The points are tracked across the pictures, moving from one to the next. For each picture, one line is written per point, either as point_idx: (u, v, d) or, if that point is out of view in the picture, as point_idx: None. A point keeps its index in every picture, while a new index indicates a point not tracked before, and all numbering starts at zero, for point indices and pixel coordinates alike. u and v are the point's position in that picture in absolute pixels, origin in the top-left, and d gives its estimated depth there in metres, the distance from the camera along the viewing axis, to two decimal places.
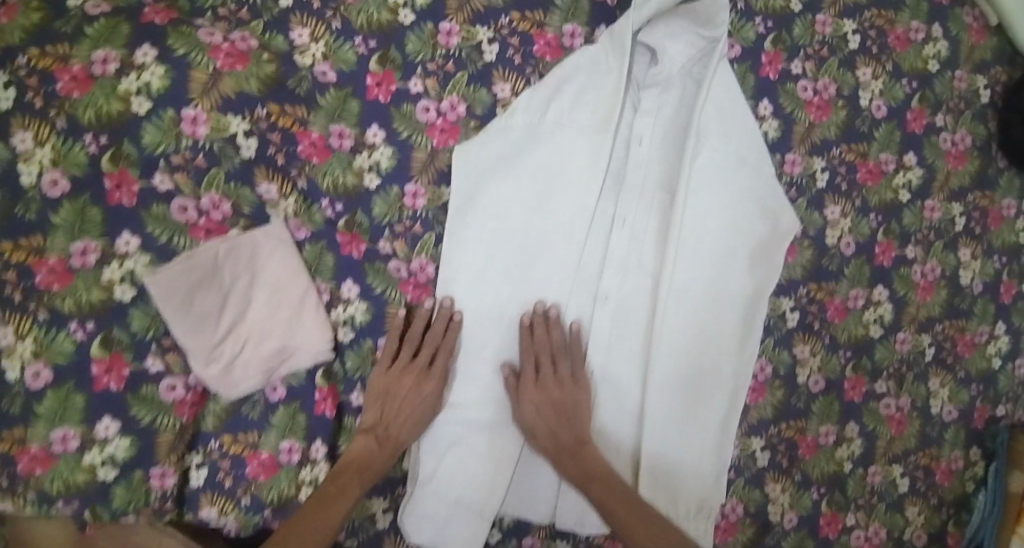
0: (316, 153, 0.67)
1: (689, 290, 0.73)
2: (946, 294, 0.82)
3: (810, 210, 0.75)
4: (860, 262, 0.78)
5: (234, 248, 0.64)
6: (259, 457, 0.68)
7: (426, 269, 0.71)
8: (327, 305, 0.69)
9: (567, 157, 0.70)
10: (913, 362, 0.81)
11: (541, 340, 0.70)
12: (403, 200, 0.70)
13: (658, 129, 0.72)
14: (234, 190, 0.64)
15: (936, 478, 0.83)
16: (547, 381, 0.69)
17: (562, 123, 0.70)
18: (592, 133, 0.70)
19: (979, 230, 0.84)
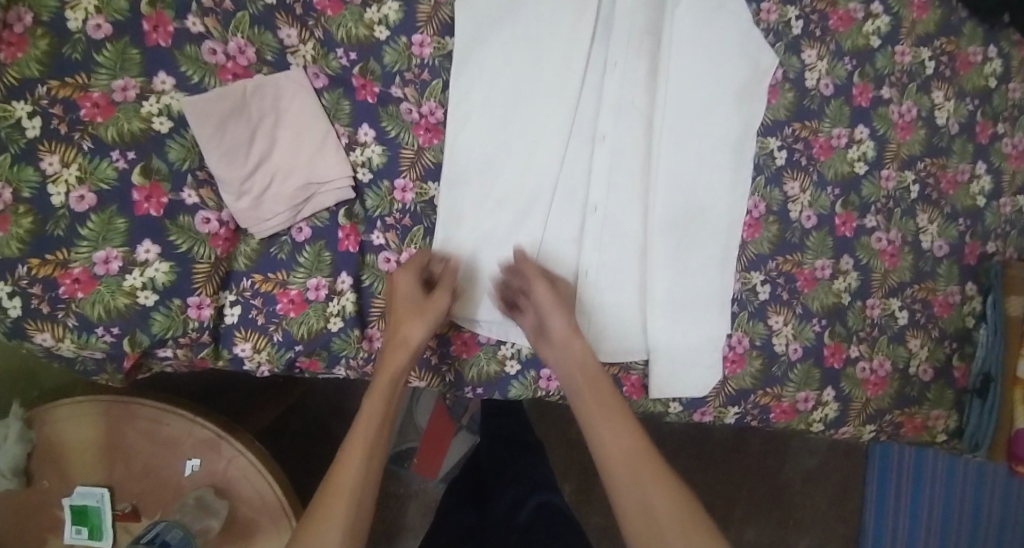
0: (330, 6, 0.72)
1: (682, 127, 0.79)
2: (924, 134, 0.86)
3: (788, 55, 0.82)
4: (839, 103, 0.83)
5: (260, 86, 0.70)
6: (288, 294, 0.72)
7: (435, 113, 0.75)
8: (347, 148, 0.73)
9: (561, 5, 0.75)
10: (899, 198, 0.85)
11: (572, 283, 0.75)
12: (411, 49, 0.74)
13: None
14: (259, 35, 0.70)
15: (934, 310, 0.86)
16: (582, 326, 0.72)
17: None
18: None
19: (949, 74, 0.88)
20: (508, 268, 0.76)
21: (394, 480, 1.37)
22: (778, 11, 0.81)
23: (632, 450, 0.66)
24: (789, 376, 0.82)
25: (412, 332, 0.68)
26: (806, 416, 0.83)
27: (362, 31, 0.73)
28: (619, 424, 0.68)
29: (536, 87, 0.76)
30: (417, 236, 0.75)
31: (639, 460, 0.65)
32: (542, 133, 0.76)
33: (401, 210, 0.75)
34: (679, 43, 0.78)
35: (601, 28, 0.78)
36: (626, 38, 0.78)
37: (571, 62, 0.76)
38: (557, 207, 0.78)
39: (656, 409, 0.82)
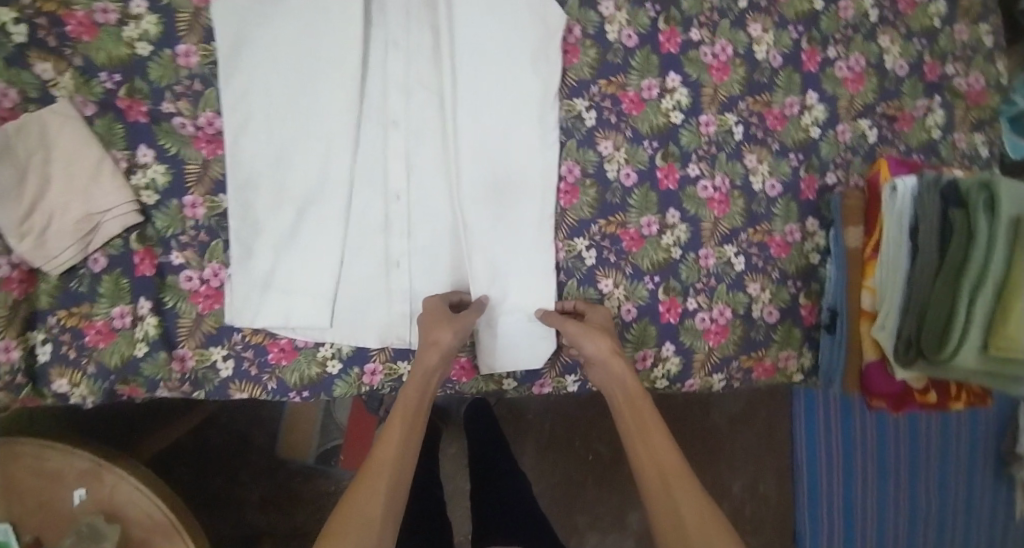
0: (86, 32, 0.71)
1: (478, 99, 0.75)
2: (744, 72, 0.83)
3: (583, 9, 0.79)
4: (646, 52, 0.81)
5: (24, 125, 0.68)
6: (94, 326, 0.72)
7: (213, 123, 0.75)
8: (127, 171, 0.73)
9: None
10: (722, 143, 0.83)
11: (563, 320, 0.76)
12: (177, 60, 0.73)
13: None
14: (16, 75, 0.68)
15: (771, 252, 0.84)
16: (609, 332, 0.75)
17: None
18: None
19: (766, 4, 0.83)
20: (312, 270, 0.75)
21: (323, 478, 1.26)
22: None
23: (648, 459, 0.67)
24: (625, 337, 0.81)
25: (443, 336, 0.70)
26: (648, 375, 0.82)
27: (123, 50, 0.72)
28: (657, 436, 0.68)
29: (314, 81, 0.73)
30: (217, 250, 0.75)
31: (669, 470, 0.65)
32: (327, 127, 0.74)
33: (195, 226, 0.75)
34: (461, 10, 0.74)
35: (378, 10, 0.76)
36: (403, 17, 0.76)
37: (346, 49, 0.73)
38: (360, 199, 0.77)
39: (488, 387, 0.81)
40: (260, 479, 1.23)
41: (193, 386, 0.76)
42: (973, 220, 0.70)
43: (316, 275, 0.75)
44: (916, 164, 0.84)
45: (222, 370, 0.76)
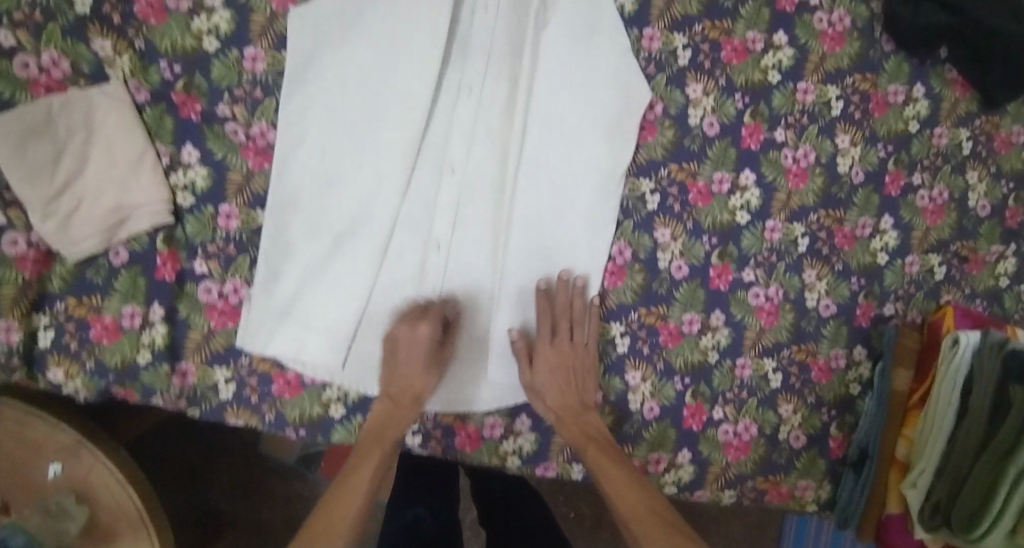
0: (154, 15, 0.68)
1: (540, 162, 0.72)
2: (821, 182, 0.78)
3: (669, 88, 0.75)
4: (724, 144, 0.76)
5: (69, 103, 0.66)
6: (102, 320, 0.69)
7: (266, 135, 0.71)
8: (167, 168, 0.70)
9: (411, 20, 0.69)
10: (784, 252, 0.78)
11: (560, 305, 0.72)
12: (242, 63, 0.70)
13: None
14: (73, 48, 0.67)
15: (812, 375, 0.80)
16: (564, 345, 0.72)
17: None
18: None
19: (858, 116, 0.79)
20: (333, 307, 0.71)
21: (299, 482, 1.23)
22: (664, 38, 0.75)
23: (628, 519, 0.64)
24: (642, 436, 0.77)
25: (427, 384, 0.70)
26: (657, 479, 0.78)
27: (190, 41, 0.69)
28: (658, 508, 0.64)
29: (377, 110, 0.70)
30: (242, 266, 0.71)
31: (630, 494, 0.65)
32: (380, 159, 0.70)
33: (225, 237, 0.71)
34: (544, 71, 0.72)
35: (457, 50, 0.71)
36: (481, 60, 0.71)
37: (416, 85, 0.69)
38: (396, 241, 0.72)
39: (492, 462, 0.77)
40: (234, 465, 1.20)
41: (189, 402, 0.72)
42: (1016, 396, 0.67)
43: (337, 312, 0.71)
44: (986, 319, 0.80)
45: (223, 392, 0.73)
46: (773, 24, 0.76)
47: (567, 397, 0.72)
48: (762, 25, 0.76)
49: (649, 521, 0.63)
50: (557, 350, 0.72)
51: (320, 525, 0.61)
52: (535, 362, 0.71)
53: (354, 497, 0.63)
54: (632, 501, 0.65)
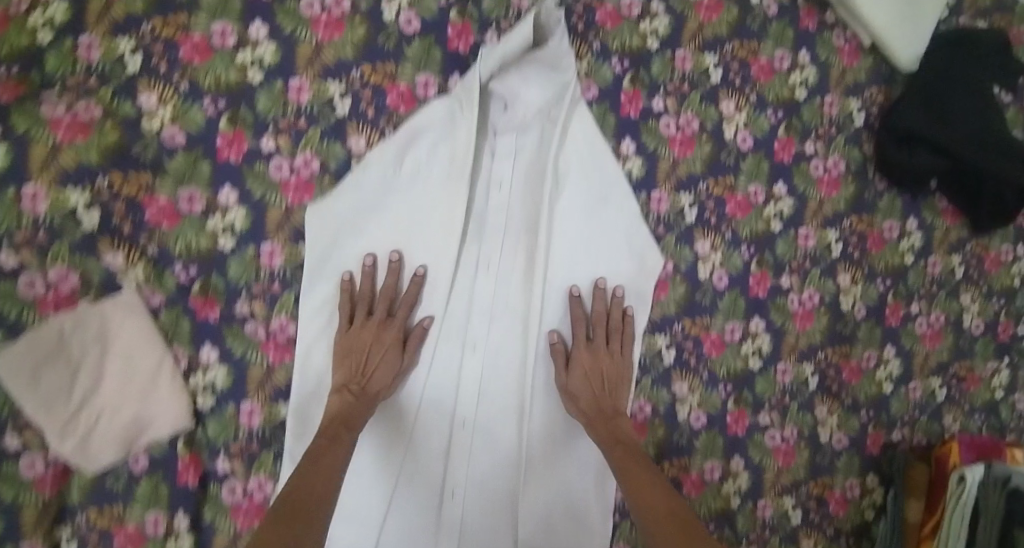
0: (166, 218, 0.66)
1: (561, 329, 0.74)
2: (827, 321, 0.81)
3: (679, 246, 0.76)
4: (734, 294, 0.78)
5: (82, 321, 0.64)
6: (126, 529, 0.67)
7: (285, 329, 0.70)
8: (185, 372, 0.68)
9: (433, 204, 0.70)
10: (795, 392, 0.81)
11: (598, 324, 0.73)
12: (259, 259, 0.68)
13: (520, 175, 0.73)
14: (81, 261, 0.64)
15: (829, 508, 0.83)
16: (599, 351, 0.72)
17: (419, 174, 0.70)
18: (451, 185, 0.69)
19: (857, 255, 0.82)
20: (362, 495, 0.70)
21: None
22: (670, 200, 0.76)
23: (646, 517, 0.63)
24: None
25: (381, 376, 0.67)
26: None
27: (204, 242, 0.67)
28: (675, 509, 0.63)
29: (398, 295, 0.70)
30: (265, 462, 0.70)
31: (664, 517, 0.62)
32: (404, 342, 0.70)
33: (248, 434, 0.70)
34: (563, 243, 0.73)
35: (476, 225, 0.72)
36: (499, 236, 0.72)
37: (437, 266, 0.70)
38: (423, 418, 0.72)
39: None
40: None
41: None
42: None
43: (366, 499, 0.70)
44: (988, 448, 0.84)
45: None
46: (772, 175, 0.78)
47: (599, 392, 0.71)
48: (762, 177, 0.78)
49: (664, 530, 0.61)
50: (593, 354, 0.72)
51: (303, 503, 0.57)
52: (573, 362, 0.71)
53: (324, 485, 0.59)
54: (637, 484, 0.65)
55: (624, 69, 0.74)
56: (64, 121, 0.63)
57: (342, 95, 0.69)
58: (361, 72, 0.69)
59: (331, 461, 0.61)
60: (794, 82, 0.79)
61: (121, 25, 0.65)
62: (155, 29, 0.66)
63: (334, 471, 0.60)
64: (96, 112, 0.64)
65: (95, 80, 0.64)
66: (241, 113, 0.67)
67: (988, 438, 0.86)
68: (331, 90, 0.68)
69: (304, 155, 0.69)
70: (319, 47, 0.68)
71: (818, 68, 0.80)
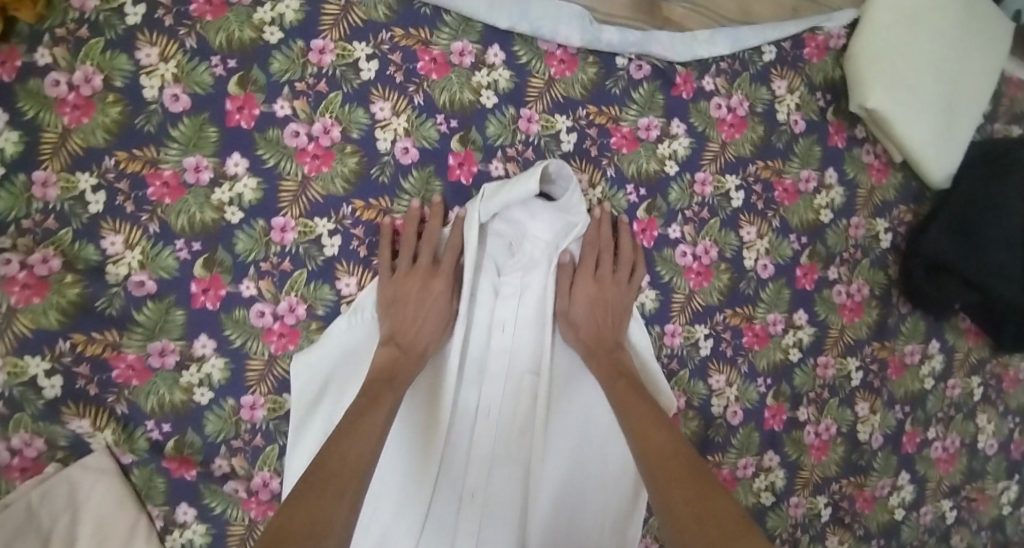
0: (135, 375, 0.60)
1: (568, 462, 0.70)
2: (843, 451, 0.77)
3: (692, 381, 0.71)
4: (749, 429, 0.73)
5: (49, 490, 0.58)
6: None
7: (268, 482, 0.64)
8: (162, 532, 0.63)
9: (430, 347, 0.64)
10: (807, 524, 0.76)
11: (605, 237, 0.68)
12: (239, 413, 0.63)
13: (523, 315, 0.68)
14: (46, 428, 0.58)
15: None
16: (605, 276, 0.67)
17: None
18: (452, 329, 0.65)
19: (878, 383, 0.78)
20: None
21: None
22: (685, 332, 0.71)
23: (648, 461, 0.57)
24: None
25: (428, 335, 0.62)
26: None
27: (178, 395, 0.61)
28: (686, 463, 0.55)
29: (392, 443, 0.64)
30: None
31: (663, 462, 0.56)
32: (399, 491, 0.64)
33: None
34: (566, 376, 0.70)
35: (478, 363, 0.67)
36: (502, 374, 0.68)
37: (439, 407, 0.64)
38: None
39: None
40: None
41: None
42: None
43: None
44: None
45: None
46: (793, 302, 0.74)
47: (604, 318, 0.66)
48: (783, 305, 0.74)
49: (679, 466, 0.55)
50: (597, 282, 0.67)
51: (324, 478, 0.47)
52: (575, 298, 0.66)
53: (354, 439, 0.51)
54: (669, 465, 0.56)
55: (640, 197, 0.70)
56: (18, 278, 0.56)
57: (331, 233, 0.63)
58: (352, 207, 0.64)
59: (368, 419, 0.53)
60: (819, 204, 0.75)
61: (79, 159, 0.58)
62: (119, 163, 0.59)
63: (378, 428, 0.53)
64: (55, 262, 0.57)
65: (53, 221, 0.58)
66: (218, 256, 0.61)
67: None
68: (318, 229, 0.63)
69: (291, 299, 0.63)
70: (305, 181, 0.62)
71: (845, 189, 0.76)
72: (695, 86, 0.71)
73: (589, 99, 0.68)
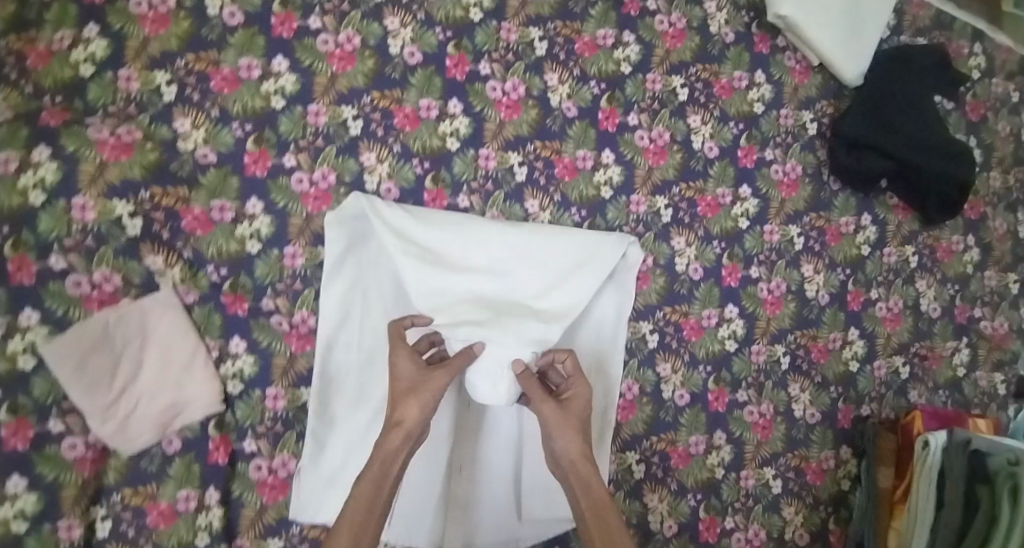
0: (199, 226, 0.75)
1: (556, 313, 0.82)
2: (794, 307, 0.91)
3: (657, 243, 0.87)
4: (709, 285, 0.88)
5: (124, 316, 0.72)
6: (158, 506, 0.73)
7: (307, 321, 0.79)
8: (216, 361, 0.76)
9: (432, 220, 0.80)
10: (769, 371, 0.90)
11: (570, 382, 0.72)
12: (283, 260, 0.78)
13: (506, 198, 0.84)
14: (123, 264, 0.72)
15: (807, 478, 0.90)
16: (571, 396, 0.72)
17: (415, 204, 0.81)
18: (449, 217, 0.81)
19: (818, 248, 0.92)
20: None
21: None
22: (647, 202, 0.87)
23: (572, 472, 0.70)
24: None
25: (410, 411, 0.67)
26: None
27: (233, 245, 0.76)
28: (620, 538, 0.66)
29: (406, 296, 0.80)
30: (290, 442, 0.78)
31: (580, 482, 0.69)
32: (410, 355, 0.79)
33: (273, 417, 0.78)
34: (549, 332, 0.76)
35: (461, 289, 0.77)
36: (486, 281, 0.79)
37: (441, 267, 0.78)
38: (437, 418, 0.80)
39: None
40: None
41: None
42: (998, 506, 0.78)
43: None
44: (952, 419, 0.93)
45: None
46: (737, 179, 0.90)
47: (573, 469, 0.69)
48: (729, 181, 0.89)
49: (590, 489, 0.69)
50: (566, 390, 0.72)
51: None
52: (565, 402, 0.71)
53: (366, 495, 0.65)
54: (587, 482, 0.69)
55: (601, 90, 0.86)
56: (109, 142, 0.72)
57: (354, 118, 0.80)
58: (371, 97, 0.80)
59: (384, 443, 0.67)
60: (752, 98, 0.91)
61: (157, 60, 0.75)
62: (188, 63, 0.76)
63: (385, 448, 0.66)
64: (137, 134, 0.73)
65: (134, 107, 0.74)
66: (265, 135, 0.77)
67: (949, 410, 0.95)
68: (344, 114, 0.79)
69: (323, 170, 0.79)
70: (333, 77, 0.79)
71: (773, 86, 0.92)
72: (640, 6, 0.88)
73: (557, 15, 0.86)
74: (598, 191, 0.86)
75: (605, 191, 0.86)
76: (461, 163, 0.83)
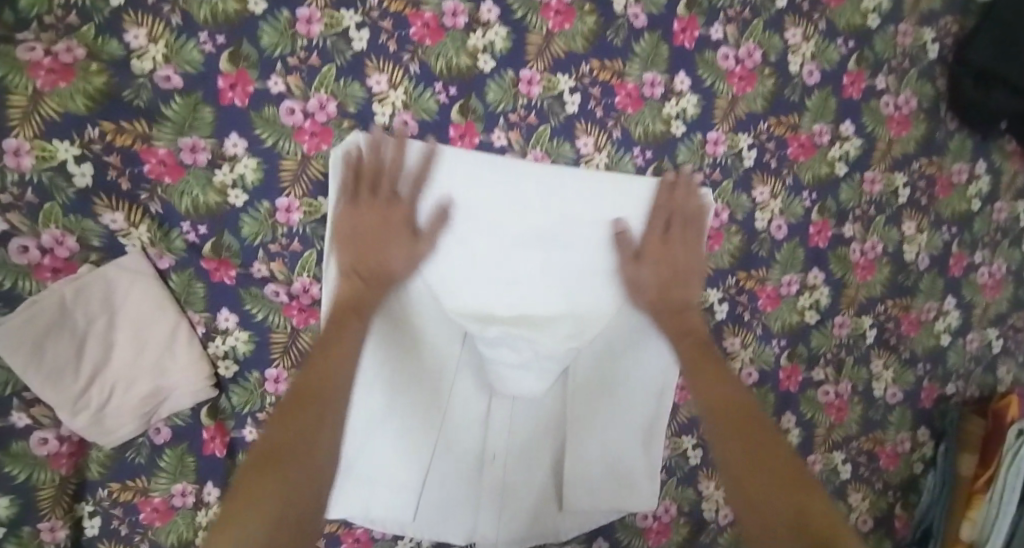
0: (167, 172, 0.59)
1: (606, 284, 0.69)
2: (888, 272, 0.77)
3: (736, 193, 0.70)
4: (793, 245, 0.73)
5: (85, 287, 0.57)
6: (152, 502, 0.64)
7: (309, 289, 0.65)
8: (203, 339, 0.64)
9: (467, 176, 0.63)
10: (852, 346, 0.77)
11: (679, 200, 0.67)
12: (275, 215, 0.63)
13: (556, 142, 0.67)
14: (77, 223, 0.57)
15: (879, 463, 0.81)
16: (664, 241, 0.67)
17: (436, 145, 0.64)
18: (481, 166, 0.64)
19: (924, 202, 0.77)
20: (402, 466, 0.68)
21: None
22: (728, 141, 0.70)
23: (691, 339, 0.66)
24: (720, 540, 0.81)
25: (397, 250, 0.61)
26: None
27: (212, 197, 0.61)
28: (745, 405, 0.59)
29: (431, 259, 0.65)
30: None
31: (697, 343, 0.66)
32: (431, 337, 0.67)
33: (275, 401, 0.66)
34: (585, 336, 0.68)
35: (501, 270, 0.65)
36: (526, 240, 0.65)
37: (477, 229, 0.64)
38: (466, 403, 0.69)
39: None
40: None
41: None
42: None
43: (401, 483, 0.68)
44: None
45: None
46: (840, 112, 0.72)
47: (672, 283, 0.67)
48: (829, 115, 0.72)
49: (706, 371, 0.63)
50: (664, 243, 0.67)
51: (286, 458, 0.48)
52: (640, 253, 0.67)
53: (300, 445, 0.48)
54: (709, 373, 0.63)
55: None
56: (44, 64, 0.53)
57: (359, 26, 0.61)
58: None
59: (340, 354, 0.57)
60: (867, 7, 0.71)
61: None
62: None
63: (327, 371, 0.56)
64: (79, 51, 0.54)
65: (75, 16, 0.54)
66: (243, 49, 0.59)
67: None
68: (345, 21, 0.60)
69: (320, 96, 0.61)
70: None
71: None
72: None
73: None
74: (668, 128, 0.68)
75: (677, 126, 0.68)
76: (496, 89, 0.65)
